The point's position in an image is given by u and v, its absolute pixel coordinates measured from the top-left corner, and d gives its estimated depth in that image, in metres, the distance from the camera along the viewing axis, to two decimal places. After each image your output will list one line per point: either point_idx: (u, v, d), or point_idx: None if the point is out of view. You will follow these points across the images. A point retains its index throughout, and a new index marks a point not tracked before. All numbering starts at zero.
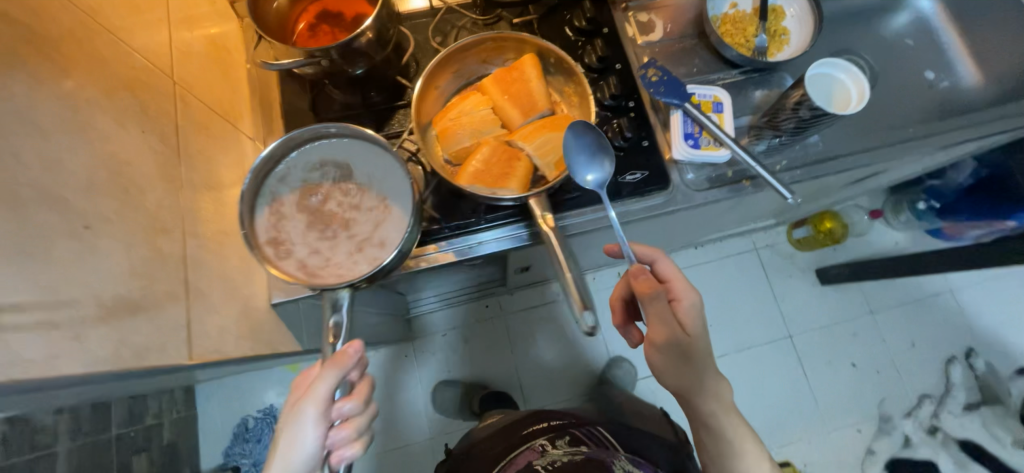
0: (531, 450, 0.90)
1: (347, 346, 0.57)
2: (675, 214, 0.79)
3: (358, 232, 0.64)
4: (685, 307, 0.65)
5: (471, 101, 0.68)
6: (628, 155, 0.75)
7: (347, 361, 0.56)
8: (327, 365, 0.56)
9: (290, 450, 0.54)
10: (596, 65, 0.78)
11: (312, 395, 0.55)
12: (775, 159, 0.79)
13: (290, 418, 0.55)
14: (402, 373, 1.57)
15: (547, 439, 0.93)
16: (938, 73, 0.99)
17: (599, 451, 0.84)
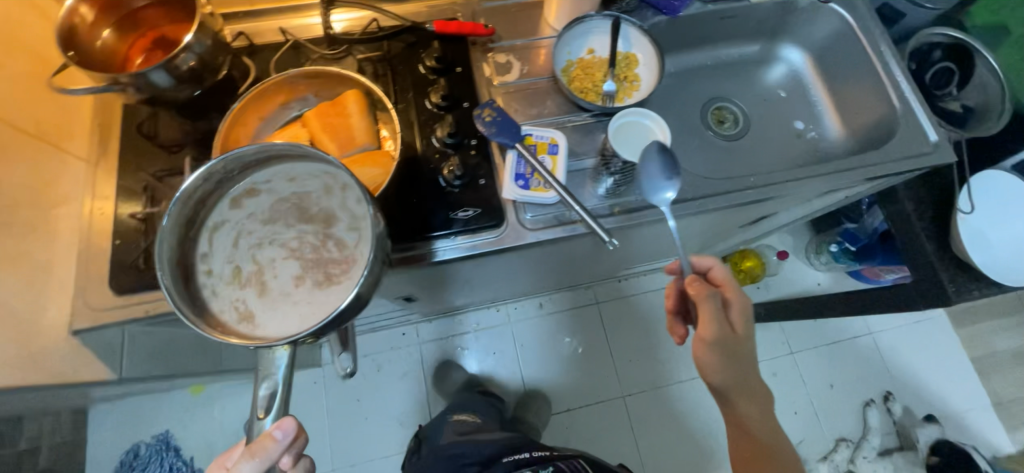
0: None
1: (268, 434, 0.54)
2: (514, 252, 0.78)
3: (274, 284, 0.60)
4: (733, 310, 0.75)
5: (289, 132, 0.68)
6: (462, 192, 0.75)
7: (270, 451, 0.54)
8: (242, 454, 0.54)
9: None
10: (441, 104, 0.79)
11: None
12: (614, 202, 0.79)
13: None
14: (313, 400, 1.55)
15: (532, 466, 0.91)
16: (807, 123, 1.04)
17: None
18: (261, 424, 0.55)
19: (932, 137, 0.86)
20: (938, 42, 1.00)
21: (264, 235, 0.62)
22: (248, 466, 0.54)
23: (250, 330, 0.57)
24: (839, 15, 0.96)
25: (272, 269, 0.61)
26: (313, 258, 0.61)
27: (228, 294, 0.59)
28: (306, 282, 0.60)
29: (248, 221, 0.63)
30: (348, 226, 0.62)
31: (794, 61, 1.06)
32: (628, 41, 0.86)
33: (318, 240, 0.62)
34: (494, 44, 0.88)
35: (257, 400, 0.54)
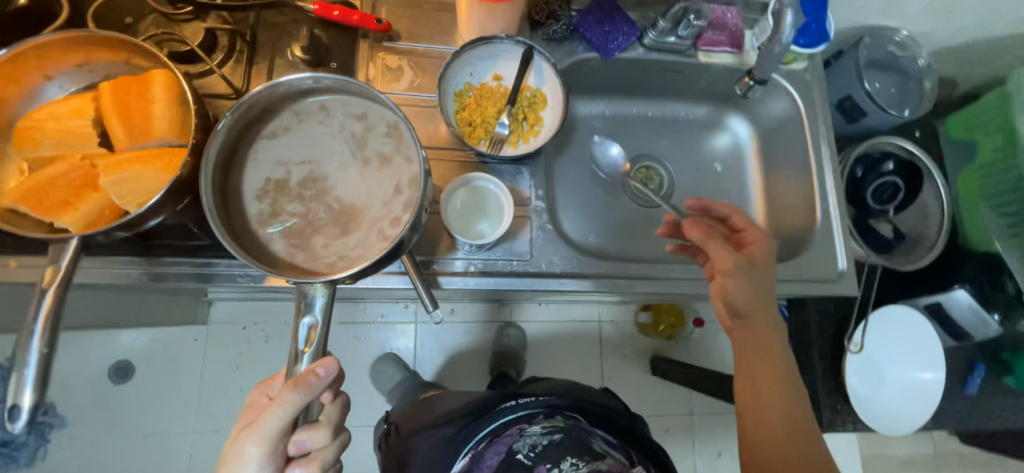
0: (508, 433, 0.77)
1: (314, 367, 0.52)
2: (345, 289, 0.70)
3: (301, 188, 0.56)
4: (755, 250, 0.69)
5: (69, 104, 0.56)
6: None
7: (311, 387, 0.51)
8: (287, 382, 0.52)
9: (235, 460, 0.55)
10: None
11: (273, 412, 0.53)
12: (465, 259, 0.70)
13: (241, 444, 0.55)
14: (186, 358, 1.45)
15: (525, 417, 0.77)
16: (734, 207, 0.93)
17: (577, 430, 0.77)
18: (313, 356, 0.53)
19: (840, 263, 0.79)
20: (890, 152, 0.91)
21: (336, 152, 0.57)
22: (290, 397, 0.53)
23: (261, 217, 0.55)
24: (791, 99, 0.86)
25: (318, 188, 0.56)
26: (361, 216, 0.55)
27: (271, 188, 0.55)
28: (324, 234, 0.55)
29: (330, 126, 0.57)
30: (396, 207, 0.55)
31: (740, 133, 0.95)
32: (540, 78, 0.75)
33: (375, 203, 0.56)
34: (390, 43, 0.75)
35: (299, 329, 0.53)
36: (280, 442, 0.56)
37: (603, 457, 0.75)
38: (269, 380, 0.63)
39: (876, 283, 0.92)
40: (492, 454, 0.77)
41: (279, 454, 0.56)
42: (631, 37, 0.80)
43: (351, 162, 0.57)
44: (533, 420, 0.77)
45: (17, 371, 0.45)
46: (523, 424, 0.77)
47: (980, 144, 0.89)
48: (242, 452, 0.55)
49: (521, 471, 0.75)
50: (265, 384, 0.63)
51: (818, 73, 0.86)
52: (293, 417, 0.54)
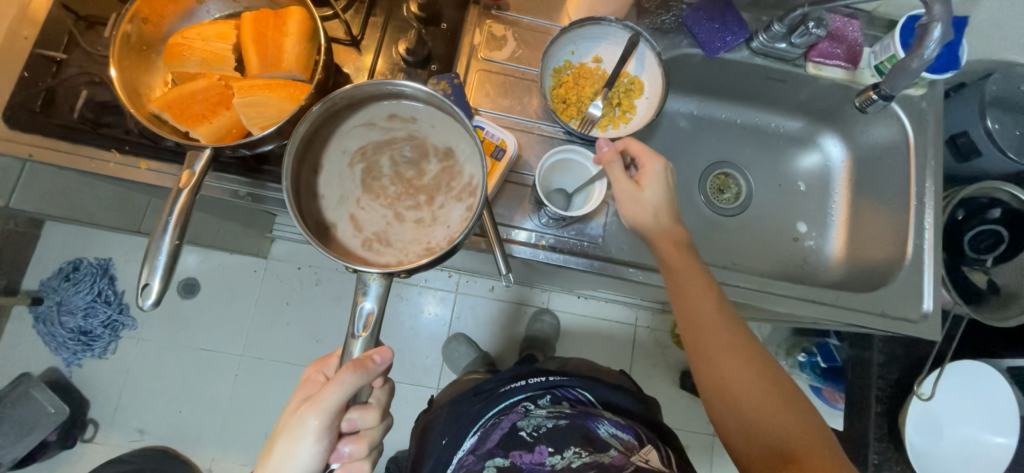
0: (513, 411, 0.84)
1: (373, 355, 0.58)
2: None
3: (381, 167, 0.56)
4: (647, 171, 0.66)
5: (215, 28, 0.61)
6: None
7: (370, 370, 0.57)
8: (347, 365, 0.56)
9: (289, 434, 0.60)
10: (407, 58, 0.71)
11: (331, 391, 0.57)
12: (540, 232, 0.71)
13: (296, 422, 0.60)
14: (245, 287, 1.55)
15: (529, 398, 0.86)
16: (810, 228, 0.91)
17: (582, 417, 0.80)
18: (370, 345, 0.57)
19: (925, 304, 0.74)
20: (999, 199, 0.84)
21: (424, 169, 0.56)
22: (347, 378, 0.57)
23: (351, 127, 0.56)
24: (900, 125, 0.81)
25: (390, 179, 0.56)
26: (391, 224, 0.55)
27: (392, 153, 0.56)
28: (345, 192, 0.55)
29: (449, 178, 0.56)
30: (419, 245, 0.54)
31: (833, 155, 0.92)
32: (641, 67, 0.75)
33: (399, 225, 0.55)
34: (499, 12, 0.77)
35: (359, 310, 0.53)
36: (336, 418, 0.61)
37: (608, 448, 0.73)
38: (326, 360, 0.69)
39: (957, 334, 0.86)
40: (497, 431, 0.82)
41: (332, 430, 0.61)
42: (740, 37, 0.78)
43: (430, 210, 0.55)
44: (539, 403, 0.85)
45: (151, 255, 0.50)
46: (528, 403, 0.85)
47: None
48: (303, 423, 0.60)
49: (522, 449, 0.77)
50: (322, 363, 0.68)
51: (935, 102, 0.80)
52: (349, 397, 0.58)
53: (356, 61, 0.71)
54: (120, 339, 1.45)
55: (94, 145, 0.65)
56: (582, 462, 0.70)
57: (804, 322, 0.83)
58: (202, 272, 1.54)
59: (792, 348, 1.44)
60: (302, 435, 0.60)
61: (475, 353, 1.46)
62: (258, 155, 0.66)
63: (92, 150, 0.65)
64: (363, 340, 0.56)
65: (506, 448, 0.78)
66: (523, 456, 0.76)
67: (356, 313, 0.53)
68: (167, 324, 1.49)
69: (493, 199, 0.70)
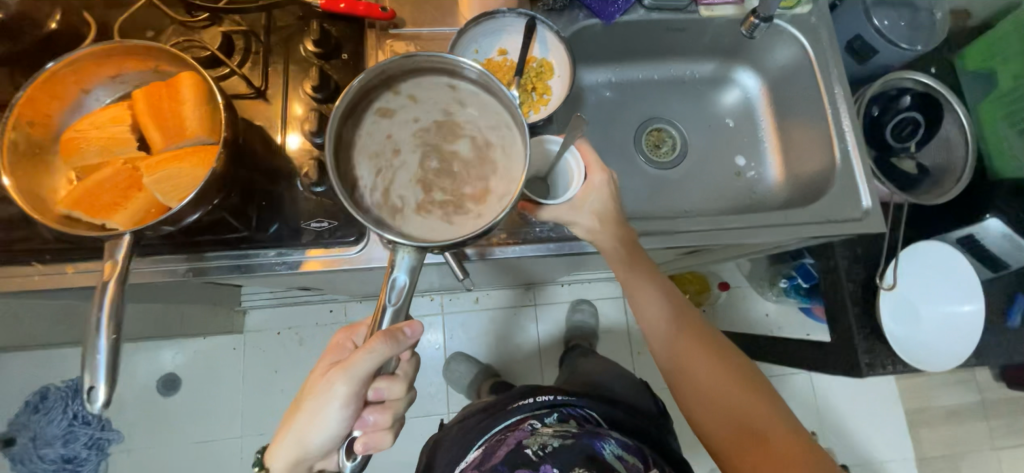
0: (521, 429, 0.84)
1: (404, 327, 0.59)
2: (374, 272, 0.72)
3: (472, 159, 0.57)
4: (589, 184, 0.67)
5: (108, 113, 0.59)
6: (319, 201, 0.67)
7: (400, 341, 0.58)
8: (378, 335, 0.57)
9: (316, 398, 0.64)
10: (314, 96, 0.70)
11: (361, 361, 0.59)
12: (493, 231, 0.72)
13: (326, 386, 0.62)
14: (230, 367, 1.50)
15: (535, 416, 0.87)
16: (748, 160, 0.94)
17: (588, 436, 0.79)
18: (400, 318, 0.56)
19: (864, 201, 0.77)
20: (907, 88, 0.90)
21: (445, 183, 0.56)
22: (378, 348, 0.58)
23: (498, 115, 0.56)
24: (798, 44, 0.85)
25: (452, 157, 0.57)
26: (432, 147, 0.57)
27: (471, 180, 0.56)
28: (430, 110, 0.58)
29: (436, 210, 0.54)
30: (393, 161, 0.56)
31: (750, 87, 0.96)
32: (546, 49, 0.76)
33: (435, 145, 0.57)
34: (397, 30, 0.78)
35: (391, 279, 0.52)
36: (363, 386, 0.63)
37: (614, 469, 0.73)
38: (354, 328, 0.71)
39: (903, 220, 0.91)
40: (501, 448, 0.80)
41: (357, 398, 0.63)
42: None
43: (427, 199, 0.55)
44: (546, 421, 0.85)
45: (89, 357, 0.48)
46: (535, 420, 0.86)
47: (999, 73, 1.00)
48: (332, 388, 0.62)
49: (527, 467, 0.75)
50: (351, 330, 0.71)
51: (823, 15, 0.85)
52: (377, 366, 0.60)
53: (265, 110, 0.70)
54: (111, 455, 1.38)
55: (14, 262, 0.62)
56: None
57: (767, 248, 0.86)
58: (180, 364, 1.48)
59: (774, 278, 1.49)
60: (326, 398, 0.63)
61: (477, 368, 1.45)
62: (187, 228, 0.65)
63: (12, 267, 0.62)
64: (393, 312, 0.55)
65: (510, 465, 0.76)
66: None
67: (390, 285, 0.52)
68: (156, 426, 1.43)
69: None
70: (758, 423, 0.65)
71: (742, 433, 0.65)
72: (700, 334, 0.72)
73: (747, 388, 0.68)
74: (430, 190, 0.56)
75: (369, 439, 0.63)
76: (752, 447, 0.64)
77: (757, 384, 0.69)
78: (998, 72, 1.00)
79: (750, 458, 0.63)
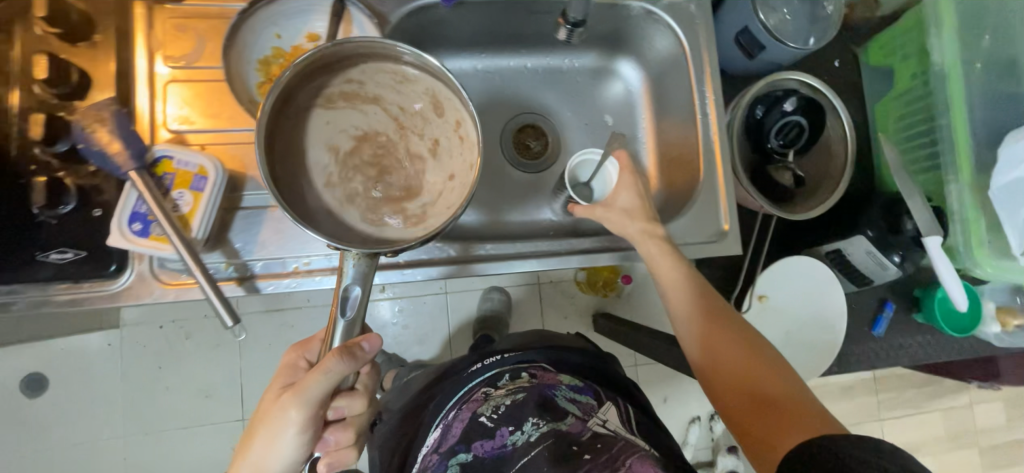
0: (470, 400, 0.65)
1: (362, 341, 0.53)
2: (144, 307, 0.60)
3: (393, 203, 0.60)
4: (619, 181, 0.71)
5: None
6: (62, 226, 0.56)
7: (358, 358, 0.51)
8: (338, 348, 0.51)
9: (269, 429, 0.53)
10: (47, 90, 0.55)
11: (314, 381, 0.51)
12: (292, 259, 0.62)
13: (277, 415, 0.52)
14: (95, 367, 1.15)
15: (488, 381, 0.67)
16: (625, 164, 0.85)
17: (539, 388, 0.64)
18: (355, 329, 0.53)
19: (722, 223, 0.72)
20: (792, 89, 0.83)
21: (367, 164, 0.61)
22: (333, 366, 0.51)
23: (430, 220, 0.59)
24: (676, 37, 0.76)
25: (389, 188, 0.61)
26: (429, 166, 0.62)
27: (353, 192, 0.60)
28: (435, 162, 0.62)
29: (350, 117, 0.61)
30: (407, 115, 0.63)
31: (632, 80, 0.85)
32: (363, 36, 0.62)
33: (431, 166, 0.62)
34: (177, 3, 0.62)
35: (343, 294, 0.52)
36: (320, 408, 0.54)
37: (566, 414, 0.61)
38: (308, 343, 0.59)
39: (768, 232, 0.88)
40: (455, 424, 0.63)
41: (316, 422, 0.54)
42: None
43: (366, 159, 0.61)
44: (497, 383, 0.66)
45: None
46: (487, 387, 0.66)
47: (898, 68, 0.91)
48: (283, 417, 0.52)
49: (484, 438, 0.62)
50: (302, 347, 0.58)
51: (704, 6, 0.76)
52: (333, 387, 0.52)
53: None
54: None
55: None
56: (540, 435, 0.59)
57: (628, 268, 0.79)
58: (35, 358, 1.13)
59: None
60: (280, 427, 0.53)
61: (379, 359, 1.22)
62: None
63: None
64: (345, 325, 0.53)
65: (466, 440, 0.62)
66: (484, 445, 0.61)
67: (342, 297, 0.52)
68: None
69: (201, 238, 0.56)
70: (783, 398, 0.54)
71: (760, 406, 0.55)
72: (729, 317, 0.64)
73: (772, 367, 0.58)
74: (361, 150, 0.61)
75: (333, 460, 0.58)
76: (772, 419, 0.53)
77: (780, 365, 0.58)
78: (896, 69, 0.92)
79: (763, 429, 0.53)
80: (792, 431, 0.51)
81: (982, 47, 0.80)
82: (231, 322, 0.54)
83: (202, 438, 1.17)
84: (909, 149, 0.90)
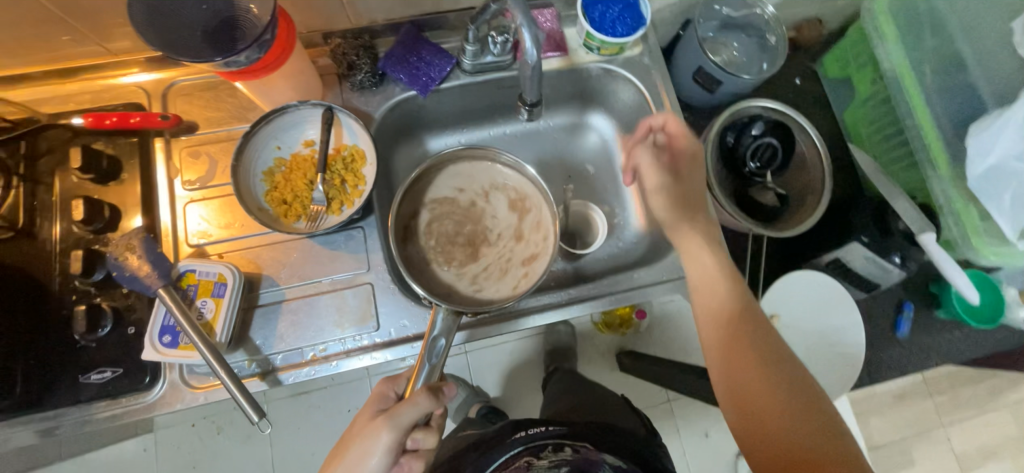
0: (513, 468, 0.64)
1: (443, 385, 0.59)
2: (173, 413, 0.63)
3: (438, 251, 0.75)
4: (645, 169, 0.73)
5: None
6: (100, 347, 0.60)
7: (442, 397, 0.57)
8: (427, 386, 0.57)
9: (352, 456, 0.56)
10: (85, 228, 0.62)
11: (405, 409, 0.55)
12: (309, 346, 0.65)
13: (364, 437, 0.56)
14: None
15: (530, 450, 0.65)
16: (612, 207, 0.89)
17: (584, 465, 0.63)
18: (435, 374, 0.60)
19: None
20: (756, 114, 0.87)
21: (459, 213, 0.77)
22: (420, 399, 0.56)
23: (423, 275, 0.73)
24: (636, 87, 0.83)
25: (461, 231, 0.77)
26: (481, 276, 0.74)
27: (439, 233, 0.76)
28: (472, 282, 0.74)
29: (490, 204, 0.77)
30: (517, 243, 0.76)
31: (605, 129, 0.91)
32: (353, 137, 0.70)
33: (479, 280, 0.74)
34: (190, 134, 0.70)
35: (435, 345, 0.61)
36: (401, 440, 0.56)
37: None
38: (395, 379, 0.62)
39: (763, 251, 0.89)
40: None
41: (398, 451, 0.56)
42: (445, 66, 0.75)
43: (477, 230, 0.77)
44: (540, 453, 0.65)
45: None
46: (530, 457, 0.65)
47: (857, 77, 0.96)
48: (371, 443, 0.55)
49: None
50: (390, 382, 0.62)
51: (656, 55, 0.83)
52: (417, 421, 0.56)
53: (26, 250, 0.62)
54: None
55: None
56: None
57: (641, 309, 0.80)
58: (81, 468, 1.07)
59: None
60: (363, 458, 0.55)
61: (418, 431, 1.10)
62: None
63: None
64: (427, 371, 0.60)
65: None
66: None
67: (432, 348, 0.60)
68: None
69: (225, 339, 0.61)
70: (809, 448, 0.51)
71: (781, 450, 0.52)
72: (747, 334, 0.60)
73: (805, 407, 0.54)
74: (466, 209, 0.77)
75: None
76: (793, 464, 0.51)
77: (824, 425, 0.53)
78: (855, 78, 0.96)
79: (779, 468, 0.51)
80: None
81: (927, 47, 0.85)
82: (256, 416, 0.57)
83: None
84: (886, 150, 0.93)
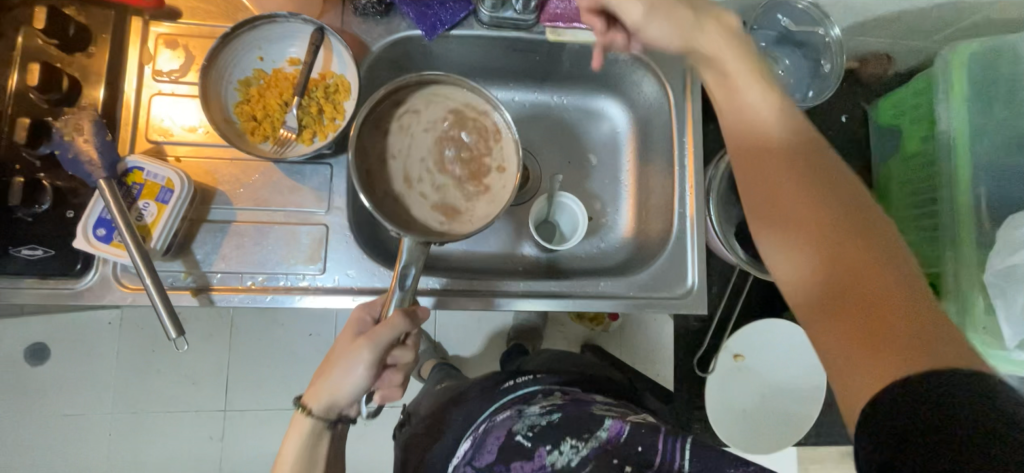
0: (504, 414, 0.62)
1: (419, 308, 0.57)
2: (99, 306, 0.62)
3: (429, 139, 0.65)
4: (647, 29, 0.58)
5: None
6: (33, 224, 0.58)
7: (419, 317, 0.56)
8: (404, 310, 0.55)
9: (339, 372, 0.55)
10: (39, 95, 0.58)
11: (380, 334, 0.54)
12: (251, 273, 0.63)
13: (344, 356, 0.54)
14: (91, 347, 1.11)
15: (521, 400, 0.64)
16: (605, 205, 0.83)
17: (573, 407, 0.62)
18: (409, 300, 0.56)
19: (689, 279, 0.71)
20: None
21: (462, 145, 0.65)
22: (398, 322, 0.54)
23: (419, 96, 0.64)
24: (661, 83, 0.75)
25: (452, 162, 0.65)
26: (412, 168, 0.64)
27: (439, 153, 0.65)
28: (398, 154, 0.63)
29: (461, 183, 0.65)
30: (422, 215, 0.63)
31: (620, 121, 0.84)
32: (342, 66, 0.65)
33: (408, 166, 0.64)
34: (172, 21, 0.65)
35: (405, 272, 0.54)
36: (383, 356, 0.56)
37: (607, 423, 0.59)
38: (371, 302, 0.59)
39: None
40: (490, 442, 0.60)
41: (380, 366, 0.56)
42: (459, 12, 0.69)
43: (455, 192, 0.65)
44: (531, 401, 0.63)
45: None
46: (520, 406, 0.63)
47: (907, 130, 0.86)
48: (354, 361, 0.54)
49: (522, 459, 0.57)
50: (368, 304, 0.59)
51: None
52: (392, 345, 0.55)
53: None
54: None
55: None
56: (583, 456, 0.56)
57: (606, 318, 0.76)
58: (43, 327, 1.09)
59: None
60: (349, 371, 0.54)
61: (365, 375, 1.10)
62: None
63: None
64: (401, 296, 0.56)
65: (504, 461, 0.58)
66: (524, 467, 0.57)
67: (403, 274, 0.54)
68: None
69: (160, 248, 0.58)
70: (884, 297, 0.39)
71: (838, 307, 0.40)
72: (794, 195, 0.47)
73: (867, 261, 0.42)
74: (470, 162, 0.65)
75: (387, 394, 0.62)
76: (855, 341, 0.39)
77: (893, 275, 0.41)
78: (905, 131, 0.87)
79: (836, 351, 0.40)
80: (873, 365, 0.37)
81: (993, 117, 0.76)
82: (174, 333, 0.55)
83: (158, 432, 1.11)
84: (913, 217, 0.85)
